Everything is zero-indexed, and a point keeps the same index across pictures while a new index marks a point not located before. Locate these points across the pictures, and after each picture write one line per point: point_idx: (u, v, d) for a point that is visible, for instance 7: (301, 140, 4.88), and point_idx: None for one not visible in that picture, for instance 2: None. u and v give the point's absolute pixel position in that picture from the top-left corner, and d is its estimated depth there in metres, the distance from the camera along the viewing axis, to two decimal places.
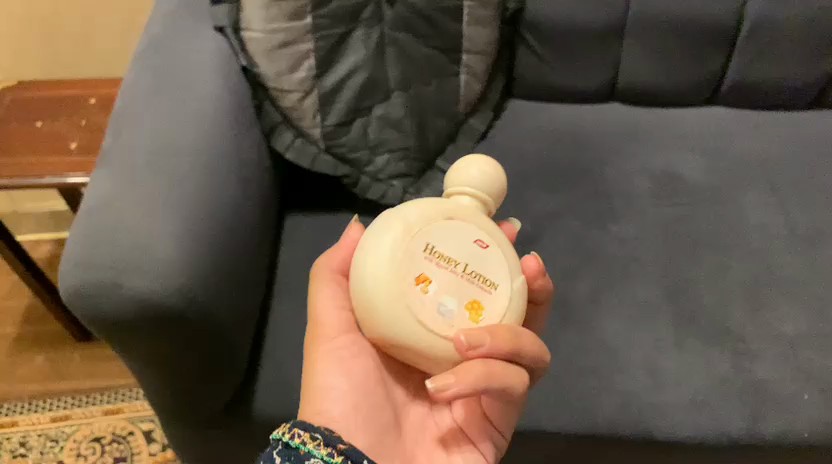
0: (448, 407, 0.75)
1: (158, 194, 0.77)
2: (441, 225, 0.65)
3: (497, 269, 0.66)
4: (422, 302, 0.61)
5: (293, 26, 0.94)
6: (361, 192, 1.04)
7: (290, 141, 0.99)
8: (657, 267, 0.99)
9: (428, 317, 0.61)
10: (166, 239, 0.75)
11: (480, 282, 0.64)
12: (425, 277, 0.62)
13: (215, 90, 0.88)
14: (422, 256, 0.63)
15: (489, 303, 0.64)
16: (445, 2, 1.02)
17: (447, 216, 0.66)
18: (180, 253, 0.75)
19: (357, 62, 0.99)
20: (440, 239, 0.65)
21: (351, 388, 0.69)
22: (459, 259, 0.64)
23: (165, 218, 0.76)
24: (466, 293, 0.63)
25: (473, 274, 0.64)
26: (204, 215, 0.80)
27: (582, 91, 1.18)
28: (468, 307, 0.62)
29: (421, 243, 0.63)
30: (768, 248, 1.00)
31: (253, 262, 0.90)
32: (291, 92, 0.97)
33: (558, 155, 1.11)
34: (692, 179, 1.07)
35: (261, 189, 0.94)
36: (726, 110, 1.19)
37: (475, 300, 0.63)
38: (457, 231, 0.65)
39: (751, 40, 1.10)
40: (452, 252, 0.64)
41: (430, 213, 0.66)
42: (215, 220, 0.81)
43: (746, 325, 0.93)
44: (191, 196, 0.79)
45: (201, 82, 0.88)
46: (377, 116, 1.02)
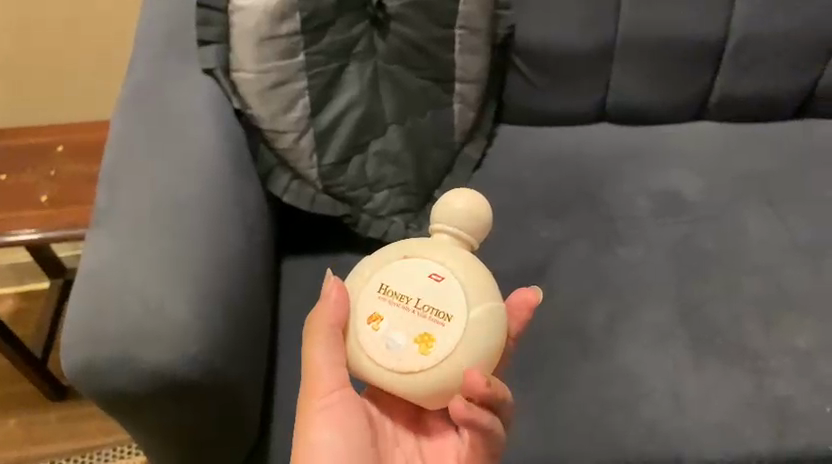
0: (411, 434, 0.72)
1: (164, 254, 0.73)
2: (395, 264, 0.66)
3: (454, 297, 0.64)
4: (373, 339, 0.64)
5: (287, 64, 0.90)
6: (363, 231, 1.01)
7: (288, 184, 0.95)
8: (669, 288, 0.98)
9: (377, 351, 0.64)
10: (178, 303, 0.70)
11: (433, 313, 0.63)
12: (377, 314, 0.64)
13: (211, 136, 0.84)
14: (374, 293, 0.65)
15: (442, 337, 0.63)
16: (439, 31, 1.00)
17: (404, 254, 0.67)
18: (195, 316, 0.71)
19: (353, 98, 0.96)
20: (395, 276, 0.65)
21: (345, 447, 0.65)
22: (412, 293, 0.64)
23: (175, 279, 0.71)
24: (417, 328, 0.63)
25: (428, 306, 0.64)
26: (213, 272, 0.75)
27: (571, 114, 1.16)
28: (418, 341, 0.63)
29: (375, 284, 0.66)
30: (774, 262, 1.00)
31: (259, 315, 0.86)
32: (286, 133, 0.92)
33: (557, 180, 1.10)
34: (691, 197, 1.07)
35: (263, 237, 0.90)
36: (714, 124, 1.19)
37: (427, 334, 0.63)
38: (413, 265, 0.66)
39: (737, 56, 1.11)
40: (403, 287, 0.65)
41: (390, 253, 0.67)
42: (224, 275, 0.76)
43: (762, 343, 0.93)
44: (198, 252, 0.75)
45: (196, 129, 0.83)
46: (374, 152, 0.99)
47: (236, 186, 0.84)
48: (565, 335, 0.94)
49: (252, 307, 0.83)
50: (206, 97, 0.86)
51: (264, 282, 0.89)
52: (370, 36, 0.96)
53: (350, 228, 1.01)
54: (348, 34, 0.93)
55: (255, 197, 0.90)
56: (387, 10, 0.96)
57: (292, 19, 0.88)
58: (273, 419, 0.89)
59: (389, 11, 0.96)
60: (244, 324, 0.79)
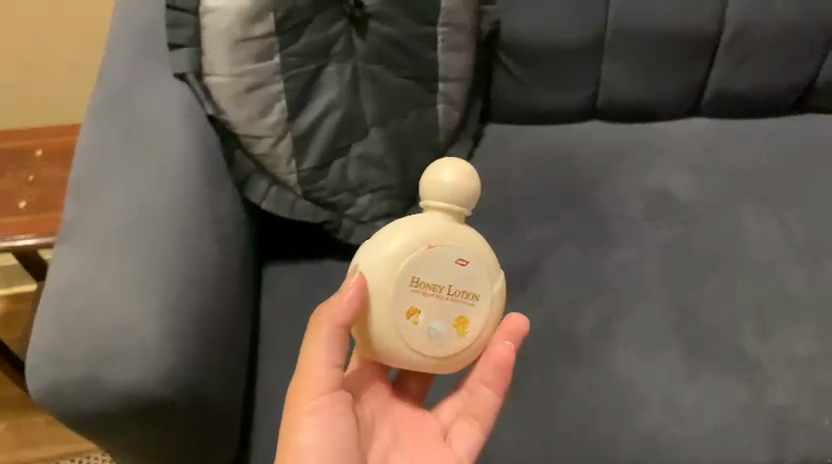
0: (380, 419, 0.70)
1: (133, 269, 0.70)
2: (421, 255, 0.68)
3: (481, 276, 0.69)
4: (412, 331, 0.67)
5: (262, 67, 0.86)
6: (345, 237, 0.98)
7: (266, 190, 0.92)
8: (663, 291, 0.95)
9: (419, 341, 0.68)
10: (146, 321, 0.67)
11: (463, 295, 0.69)
12: (413, 306, 0.67)
13: (183, 142, 0.80)
14: (407, 286, 0.67)
15: (475, 316, 0.69)
16: (420, 30, 0.97)
17: (427, 242, 0.68)
18: (167, 331, 0.68)
19: (332, 100, 0.93)
20: (422, 268, 0.68)
21: (328, 453, 0.63)
22: (443, 281, 0.68)
23: (145, 295, 0.68)
24: (453, 313, 0.68)
25: (460, 290, 0.69)
26: (184, 287, 0.72)
27: (560, 112, 1.13)
28: (456, 325, 0.68)
29: (405, 277, 0.67)
30: (771, 264, 0.97)
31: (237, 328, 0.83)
32: (263, 137, 0.89)
33: (547, 180, 1.06)
34: (685, 197, 1.04)
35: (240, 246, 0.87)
36: (708, 121, 1.15)
37: (462, 316, 0.69)
38: (439, 253, 0.68)
39: (733, 49, 1.08)
40: (433, 276, 0.68)
41: (409, 242, 0.68)
42: (197, 291, 0.73)
43: (758, 349, 0.91)
44: (171, 265, 0.72)
45: (167, 135, 0.79)
46: (356, 156, 0.96)
47: (211, 195, 0.81)
48: (555, 343, 0.90)
49: (229, 320, 0.80)
50: (179, 101, 0.82)
51: (241, 294, 0.86)
52: (349, 35, 0.93)
53: (332, 235, 0.98)
54: (326, 34, 0.90)
55: (231, 205, 0.87)
56: (365, 9, 0.93)
57: (266, 20, 0.85)
58: (253, 435, 0.86)
59: (368, 10, 0.93)
60: (220, 340, 0.77)
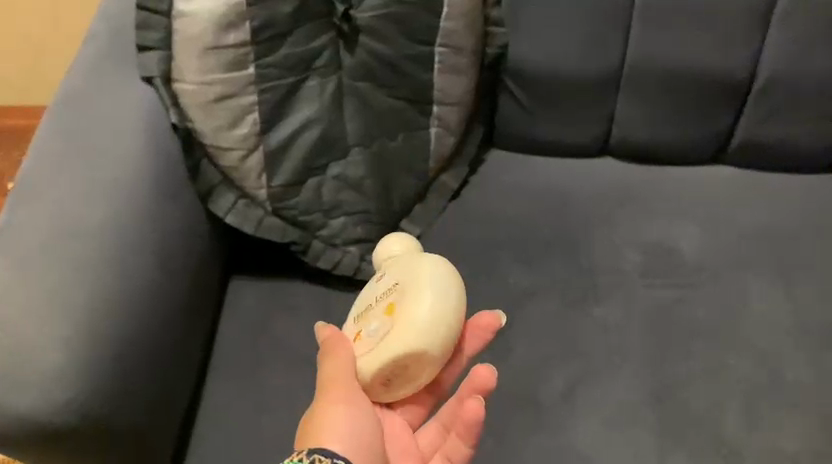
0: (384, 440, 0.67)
1: (52, 290, 0.66)
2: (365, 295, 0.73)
3: (400, 269, 0.70)
4: (360, 345, 0.67)
5: (235, 76, 0.81)
6: (314, 260, 0.91)
7: (232, 204, 0.86)
8: (645, 360, 0.86)
9: (366, 348, 0.66)
10: (57, 348, 0.65)
11: (388, 292, 0.69)
12: (358, 330, 0.69)
13: (138, 154, 0.76)
14: (352, 324, 0.71)
15: (402, 299, 0.67)
16: (415, 49, 0.90)
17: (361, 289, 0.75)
18: (76, 354, 0.65)
19: (311, 116, 0.87)
20: (363, 302, 0.72)
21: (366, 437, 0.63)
22: (371, 297, 0.71)
23: (61, 314, 0.66)
24: (383, 309, 0.68)
25: (387, 291, 0.69)
26: (107, 308, 0.68)
27: (569, 145, 1.04)
28: (386, 315, 0.67)
29: (354, 316, 0.72)
30: (772, 345, 0.87)
31: (179, 351, 0.78)
32: (232, 149, 0.84)
33: (540, 220, 0.98)
34: (689, 256, 0.94)
35: (194, 262, 0.82)
36: (732, 171, 1.04)
37: (389, 304, 0.68)
38: (370, 288, 0.73)
39: (765, 96, 0.97)
40: (366, 300, 0.72)
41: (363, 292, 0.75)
42: (126, 313, 0.70)
43: (741, 438, 0.81)
44: (97, 284, 0.68)
45: (121, 146, 0.76)
46: (333, 176, 0.90)
47: (160, 208, 0.77)
48: (516, 404, 0.83)
49: (170, 342, 0.76)
50: (141, 107, 0.78)
51: (191, 311, 0.81)
52: (335, 49, 0.87)
53: (300, 256, 0.92)
54: (310, 46, 0.85)
55: (187, 218, 0.81)
56: (355, 23, 0.86)
57: (242, 28, 0.80)
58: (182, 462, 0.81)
59: (358, 24, 0.87)
60: (152, 365, 0.73)
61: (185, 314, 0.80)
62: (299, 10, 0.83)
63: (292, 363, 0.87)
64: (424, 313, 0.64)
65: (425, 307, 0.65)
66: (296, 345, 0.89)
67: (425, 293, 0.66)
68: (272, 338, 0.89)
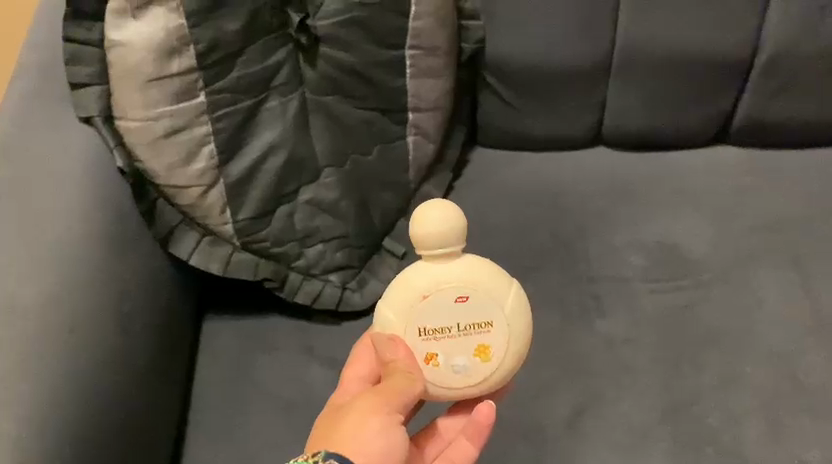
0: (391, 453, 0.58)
1: None
2: (423, 306, 0.59)
3: (491, 305, 0.59)
4: (439, 377, 0.59)
5: (183, 107, 0.73)
6: (291, 294, 0.84)
7: (195, 244, 0.79)
8: (655, 377, 0.79)
9: (445, 381, 0.59)
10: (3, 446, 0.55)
11: (475, 327, 0.59)
12: (431, 352, 0.59)
13: (81, 205, 0.67)
14: (417, 337, 0.59)
15: (494, 339, 0.59)
16: (383, 54, 0.81)
17: (423, 294, 0.59)
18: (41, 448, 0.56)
19: (274, 140, 0.78)
20: (426, 315, 0.59)
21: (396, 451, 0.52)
22: (449, 321, 0.59)
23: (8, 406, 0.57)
24: (470, 344, 0.59)
25: (472, 327, 0.59)
26: (63, 395, 0.60)
27: (559, 140, 0.96)
28: (477, 355, 0.59)
29: (413, 330, 0.59)
30: (791, 348, 0.80)
31: (152, 418, 0.71)
32: (189, 186, 0.76)
33: (532, 225, 0.91)
34: (695, 255, 0.87)
35: (156, 318, 0.74)
36: (736, 151, 0.97)
37: (481, 344, 0.59)
38: (438, 302, 0.59)
39: (770, 74, 0.88)
40: (440, 320, 0.59)
41: (405, 299, 0.59)
42: (89, 396, 0.62)
43: (764, 454, 0.74)
44: (52, 367, 0.60)
45: (61, 198, 0.67)
46: (304, 201, 0.82)
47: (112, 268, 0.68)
48: (520, 437, 0.77)
49: (136, 414, 0.68)
50: (79, 156, 0.69)
51: (159, 373, 0.74)
52: (294, 63, 0.78)
53: (276, 291, 0.85)
54: (266, 65, 0.76)
55: (145, 269, 0.74)
56: (314, 34, 0.77)
57: (186, 54, 0.71)
58: None
59: (318, 34, 0.77)
60: (124, 441, 0.65)
61: (153, 375, 0.72)
62: (249, 25, 0.74)
63: (276, 409, 0.80)
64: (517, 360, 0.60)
65: (515, 351, 0.60)
66: (278, 389, 0.82)
67: (518, 340, 0.60)
68: (253, 385, 0.82)
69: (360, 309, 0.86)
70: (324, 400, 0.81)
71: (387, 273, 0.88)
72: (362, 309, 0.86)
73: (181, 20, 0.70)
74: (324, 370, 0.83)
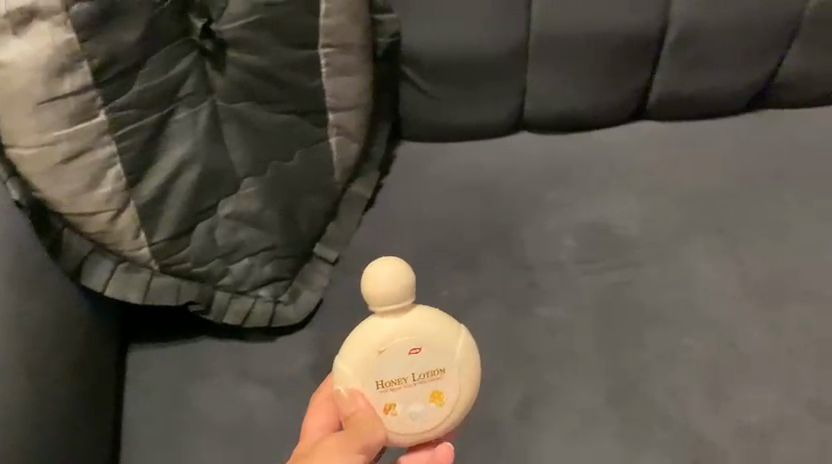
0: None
1: None
2: (377, 361, 0.58)
3: (444, 353, 0.59)
4: (397, 425, 0.59)
5: (82, 128, 0.66)
6: (220, 314, 0.80)
7: (110, 273, 0.73)
8: (597, 359, 0.80)
9: (405, 428, 0.59)
10: None
11: (429, 375, 0.59)
12: (390, 402, 0.59)
13: None
14: (376, 389, 0.58)
15: (448, 386, 0.59)
16: (296, 55, 0.77)
17: (378, 348, 0.58)
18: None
19: (187, 155, 0.73)
20: (382, 368, 0.58)
21: None
22: (404, 372, 0.58)
23: None
24: (426, 391, 0.59)
25: (427, 375, 0.59)
26: None
27: (483, 128, 0.94)
28: (432, 402, 0.59)
29: (370, 383, 0.58)
30: (722, 316, 0.83)
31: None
32: (96, 213, 0.70)
33: (465, 217, 0.89)
34: (625, 233, 0.88)
35: (73, 359, 0.69)
36: (654, 126, 0.98)
37: (436, 390, 0.59)
38: (391, 355, 0.58)
39: (679, 49, 0.90)
40: (395, 372, 0.58)
41: (361, 354, 0.58)
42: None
43: (707, 423, 0.77)
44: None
45: None
46: (225, 216, 0.78)
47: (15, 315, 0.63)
48: (472, 435, 0.76)
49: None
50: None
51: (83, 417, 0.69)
52: (201, 71, 0.73)
53: (203, 314, 0.80)
54: (170, 75, 0.70)
55: (55, 307, 0.68)
56: (219, 39, 0.72)
57: (80, 70, 0.65)
58: None
59: (223, 39, 0.72)
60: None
61: (75, 420, 0.67)
62: (147, 33, 0.68)
63: (216, 437, 0.76)
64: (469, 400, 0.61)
65: (468, 394, 0.60)
66: (216, 415, 0.78)
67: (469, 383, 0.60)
68: (189, 414, 0.78)
69: (294, 323, 0.83)
70: (266, 421, 0.77)
71: (319, 280, 0.85)
72: (298, 322, 0.83)
73: (71, 33, 0.63)
74: (263, 390, 0.79)
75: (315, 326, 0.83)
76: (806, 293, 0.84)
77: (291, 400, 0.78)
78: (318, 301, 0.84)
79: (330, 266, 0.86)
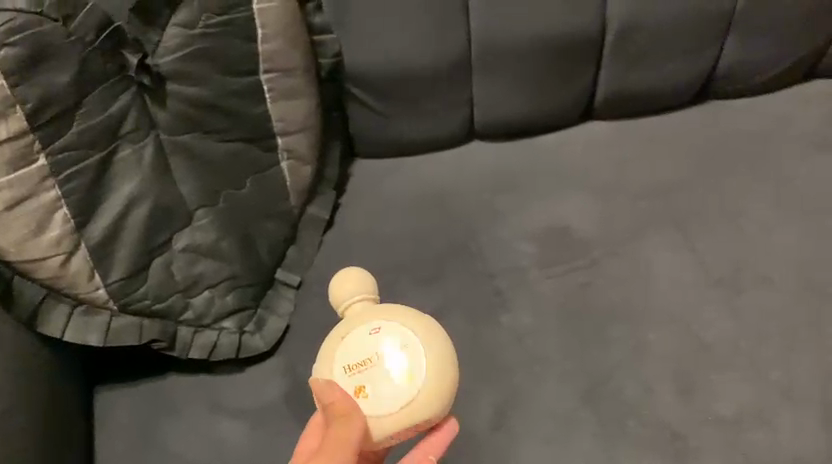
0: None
1: None
2: (342, 345, 0.58)
3: (404, 329, 0.58)
4: (372, 408, 0.56)
5: (22, 174, 0.66)
6: (185, 349, 0.79)
7: (67, 318, 0.72)
8: (567, 361, 0.80)
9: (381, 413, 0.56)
10: None
11: (393, 352, 0.57)
12: (361, 384, 0.57)
13: None
14: (346, 375, 0.57)
15: (414, 359, 0.57)
16: (237, 83, 0.77)
17: (341, 334, 0.59)
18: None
19: (134, 191, 0.73)
20: (347, 353, 0.58)
21: None
22: (368, 353, 0.57)
23: None
24: (393, 369, 0.57)
25: (394, 352, 0.57)
26: None
27: (434, 141, 0.95)
28: (401, 377, 0.56)
29: (339, 371, 0.58)
30: (685, 306, 0.83)
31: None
32: (46, 258, 0.69)
33: (424, 231, 0.89)
34: (583, 233, 0.89)
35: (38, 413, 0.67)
36: (604, 125, 0.99)
37: (404, 367, 0.57)
38: (354, 338, 0.58)
39: (620, 48, 0.91)
40: (361, 354, 0.58)
41: (328, 344, 0.59)
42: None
43: (680, 416, 0.77)
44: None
45: None
46: (180, 249, 0.77)
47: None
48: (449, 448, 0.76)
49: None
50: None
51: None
52: (141, 106, 0.72)
53: (167, 351, 0.79)
54: (109, 113, 0.70)
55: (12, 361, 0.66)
56: (156, 73, 0.72)
57: (14, 116, 0.64)
58: None
59: (161, 72, 0.72)
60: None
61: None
62: (81, 73, 0.68)
63: None
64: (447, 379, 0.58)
65: (442, 368, 0.57)
66: (191, 453, 0.76)
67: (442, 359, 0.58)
68: (163, 455, 0.76)
69: (262, 351, 0.82)
70: (241, 455, 0.76)
71: (287, 307, 0.84)
72: (266, 350, 0.82)
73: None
74: (236, 423, 0.78)
75: (283, 354, 0.82)
76: (766, 277, 0.85)
77: (265, 431, 0.77)
78: (285, 327, 0.83)
79: (295, 291, 0.85)
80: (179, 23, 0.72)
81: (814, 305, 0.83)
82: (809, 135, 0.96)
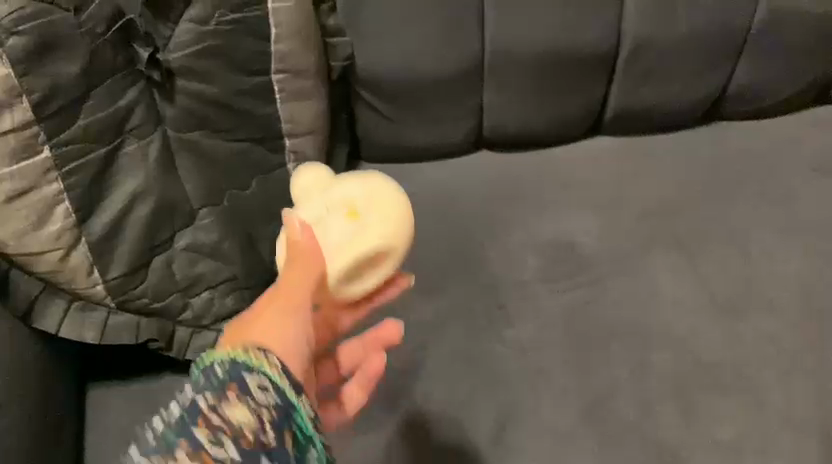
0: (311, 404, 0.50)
1: None
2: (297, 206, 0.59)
3: (350, 178, 0.60)
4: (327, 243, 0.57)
5: (24, 166, 0.64)
6: (182, 350, 0.78)
7: (63, 313, 0.71)
8: (568, 378, 0.79)
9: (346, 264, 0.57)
10: None
11: (339, 193, 0.59)
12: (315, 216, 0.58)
13: None
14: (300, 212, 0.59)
15: (357, 195, 0.59)
16: (247, 83, 0.76)
17: (298, 202, 0.61)
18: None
19: (138, 187, 0.71)
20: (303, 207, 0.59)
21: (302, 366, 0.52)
22: (320, 206, 0.58)
23: None
24: (338, 195, 0.59)
25: (338, 183, 0.60)
26: None
27: (440, 147, 0.94)
28: (348, 209, 0.58)
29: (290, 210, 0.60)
30: (689, 327, 0.83)
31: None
32: (45, 252, 0.68)
33: (428, 240, 0.88)
34: (588, 248, 0.88)
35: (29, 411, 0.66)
36: (611, 140, 0.99)
37: (350, 209, 0.58)
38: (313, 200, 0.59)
39: (633, 65, 0.90)
40: (315, 207, 0.58)
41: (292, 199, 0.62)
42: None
43: (681, 437, 0.76)
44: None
45: None
46: (182, 248, 0.76)
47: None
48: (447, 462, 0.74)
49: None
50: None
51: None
52: (149, 102, 0.71)
53: (163, 351, 0.78)
54: (116, 107, 0.69)
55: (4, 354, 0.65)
56: (166, 68, 0.71)
57: (20, 106, 0.63)
58: None
59: (171, 68, 0.71)
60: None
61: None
62: (89, 65, 0.67)
63: None
64: (405, 233, 0.59)
65: (392, 209, 0.58)
66: None
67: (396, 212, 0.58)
68: None
69: None
70: None
71: None
72: None
73: (6, 69, 0.61)
74: None
75: None
76: (769, 301, 0.84)
77: None
78: None
79: None
80: (192, 19, 0.71)
81: (817, 331, 0.82)
82: (816, 160, 0.96)
